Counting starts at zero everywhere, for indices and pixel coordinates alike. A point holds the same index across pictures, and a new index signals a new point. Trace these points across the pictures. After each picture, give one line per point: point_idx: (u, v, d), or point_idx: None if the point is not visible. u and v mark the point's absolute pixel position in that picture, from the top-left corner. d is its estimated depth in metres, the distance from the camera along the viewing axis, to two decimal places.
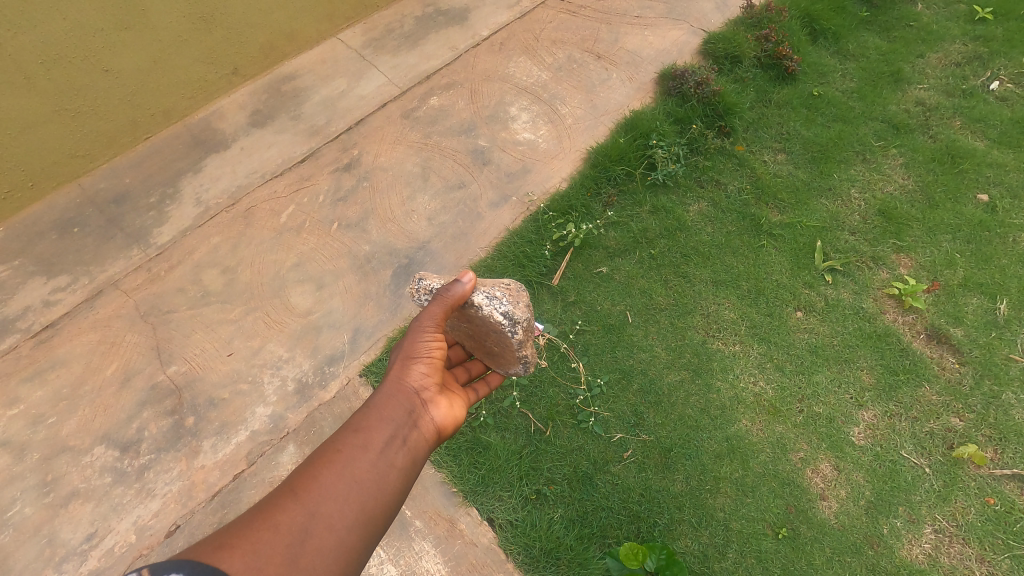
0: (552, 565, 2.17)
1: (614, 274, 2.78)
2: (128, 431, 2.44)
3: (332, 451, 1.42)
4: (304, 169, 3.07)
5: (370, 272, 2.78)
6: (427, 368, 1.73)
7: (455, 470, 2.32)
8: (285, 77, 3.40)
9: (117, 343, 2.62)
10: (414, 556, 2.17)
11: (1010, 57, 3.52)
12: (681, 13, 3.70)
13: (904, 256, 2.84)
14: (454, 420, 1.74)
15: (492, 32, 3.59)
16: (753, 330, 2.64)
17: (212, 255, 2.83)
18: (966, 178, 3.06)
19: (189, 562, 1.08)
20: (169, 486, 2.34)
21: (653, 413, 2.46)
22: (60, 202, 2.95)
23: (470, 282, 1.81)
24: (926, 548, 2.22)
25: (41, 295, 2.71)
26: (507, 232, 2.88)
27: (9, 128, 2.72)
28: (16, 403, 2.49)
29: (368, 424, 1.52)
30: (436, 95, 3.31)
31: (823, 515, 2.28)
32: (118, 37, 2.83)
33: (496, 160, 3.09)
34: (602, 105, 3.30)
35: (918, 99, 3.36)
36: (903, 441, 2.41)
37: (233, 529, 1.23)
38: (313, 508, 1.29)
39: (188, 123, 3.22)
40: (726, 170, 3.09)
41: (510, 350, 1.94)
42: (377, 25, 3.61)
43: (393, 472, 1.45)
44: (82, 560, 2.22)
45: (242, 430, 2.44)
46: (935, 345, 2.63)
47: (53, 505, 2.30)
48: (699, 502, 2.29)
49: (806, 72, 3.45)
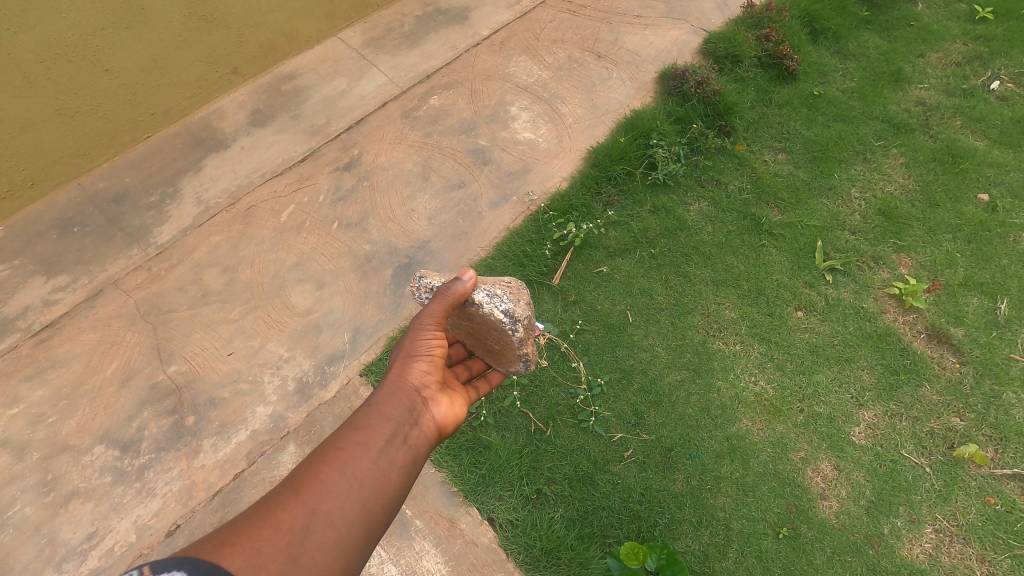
0: (552, 564, 2.17)
1: (614, 274, 2.78)
2: (128, 431, 2.44)
3: (332, 449, 1.42)
4: (304, 168, 3.07)
5: (370, 271, 2.78)
6: (428, 366, 1.73)
7: (455, 469, 2.32)
8: (285, 77, 3.40)
9: (117, 342, 2.62)
10: (414, 555, 2.17)
11: (1011, 56, 3.52)
12: (681, 13, 3.70)
13: (904, 256, 2.84)
14: (455, 418, 1.74)
15: (492, 31, 3.58)
16: (753, 330, 2.64)
17: (212, 254, 2.83)
18: (967, 177, 3.06)
19: (191, 560, 1.08)
20: (169, 486, 2.33)
21: (654, 413, 2.45)
22: (60, 202, 2.95)
23: (470, 280, 1.81)
24: (926, 548, 2.22)
25: (41, 294, 2.71)
26: (507, 232, 2.87)
27: (9, 128, 2.71)
28: (16, 402, 2.49)
29: (369, 422, 1.52)
30: (437, 95, 3.31)
31: (823, 515, 2.28)
32: (118, 36, 2.82)
33: (496, 160, 3.09)
34: (602, 104, 3.30)
35: (919, 99, 3.36)
36: (903, 441, 2.41)
37: (233, 528, 1.23)
38: (314, 506, 1.29)
39: (188, 123, 3.22)
40: (726, 170, 3.08)
41: (511, 348, 1.94)
42: (377, 25, 3.61)
43: (393, 470, 1.44)
44: (82, 559, 2.21)
45: (242, 430, 2.44)
46: (935, 345, 2.62)
47: (52, 505, 2.30)
48: (700, 502, 2.29)
49: (807, 71, 3.45)
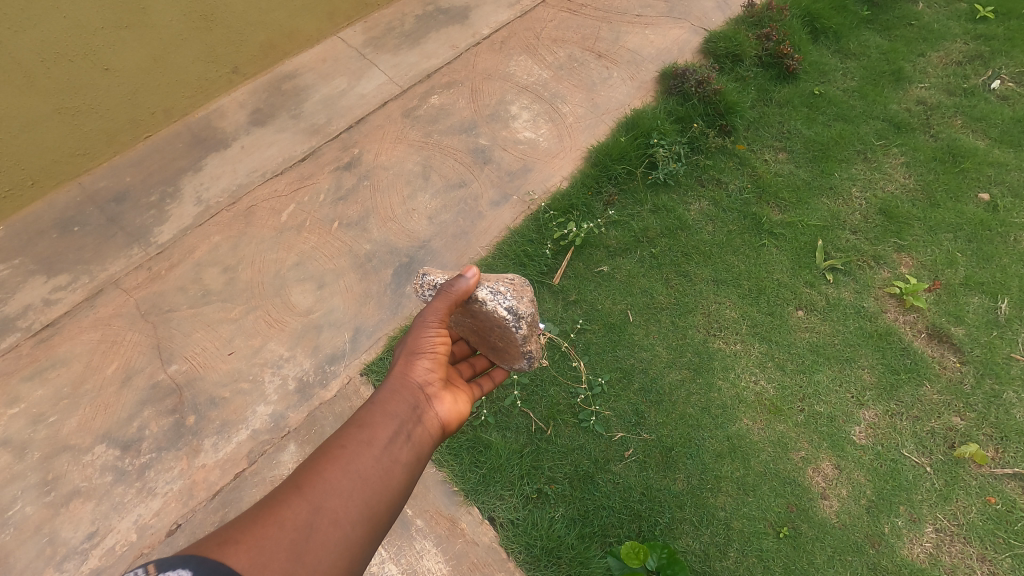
0: (552, 564, 2.18)
1: (614, 274, 2.77)
2: (129, 431, 2.44)
3: (335, 447, 1.42)
4: (304, 168, 3.07)
5: (370, 271, 2.78)
6: (432, 363, 1.73)
7: (456, 469, 2.32)
8: (285, 76, 3.39)
9: (117, 342, 2.62)
10: (414, 555, 2.17)
11: (1012, 56, 3.52)
12: (682, 12, 3.70)
13: (904, 255, 2.84)
14: (458, 415, 1.74)
15: (493, 30, 3.58)
16: (753, 329, 2.64)
17: (212, 254, 2.83)
18: (967, 177, 3.05)
19: (196, 558, 1.08)
20: (170, 486, 2.34)
21: (654, 412, 2.45)
22: (60, 201, 2.95)
23: (473, 278, 1.82)
24: (927, 547, 2.22)
25: (41, 294, 2.71)
26: (508, 231, 2.87)
27: (10, 128, 2.71)
28: (16, 402, 2.49)
29: (372, 419, 1.52)
30: (437, 94, 3.30)
31: (824, 514, 2.28)
32: (118, 35, 2.82)
33: (496, 160, 3.09)
34: (603, 104, 3.30)
35: (919, 98, 3.36)
36: (904, 440, 2.41)
37: (237, 526, 1.22)
38: (317, 504, 1.28)
39: (188, 122, 3.21)
40: (727, 169, 3.08)
41: (515, 344, 1.94)
42: (377, 24, 3.60)
43: (397, 467, 1.44)
44: (82, 559, 2.21)
45: (242, 430, 2.43)
46: (935, 344, 2.62)
47: (53, 505, 2.30)
48: (700, 502, 2.29)
49: (807, 71, 3.45)
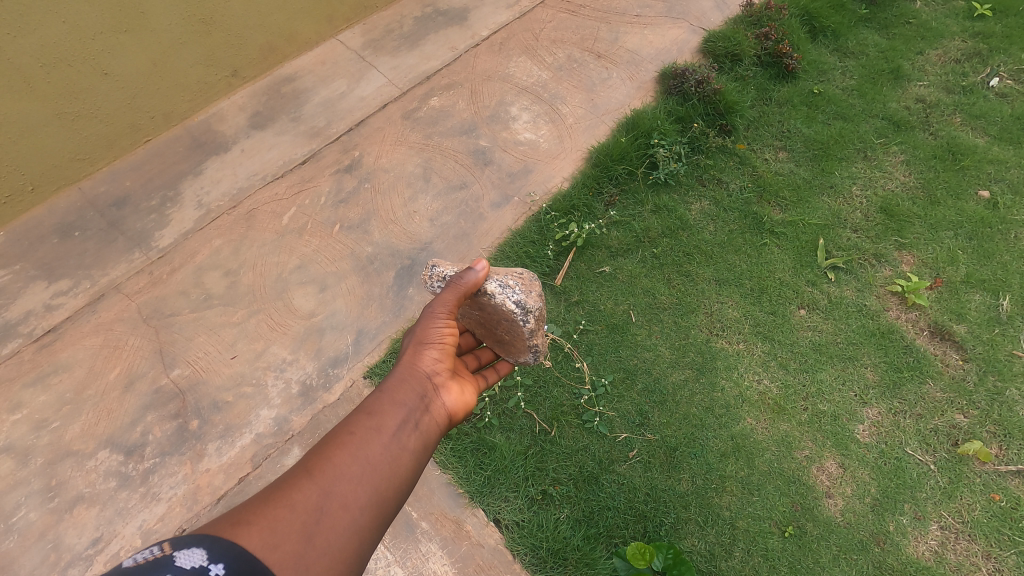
0: (558, 565, 2.17)
1: (616, 274, 2.78)
2: (133, 435, 2.43)
3: (344, 434, 1.41)
4: (305, 170, 3.07)
5: (373, 273, 2.78)
6: (439, 353, 1.74)
7: (462, 470, 2.32)
8: (284, 79, 3.39)
9: (120, 348, 2.61)
10: (420, 557, 2.17)
11: (1010, 53, 3.53)
12: (681, 12, 3.70)
13: (905, 253, 2.85)
14: (464, 405, 1.74)
15: (492, 32, 3.58)
16: (756, 328, 2.65)
17: (214, 257, 2.83)
18: (968, 175, 3.06)
19: (210, 536, 1.09)
20: (174, 490, 2.33)
21: (658, 412, 2.46)
22: (60, 206, 2.94)
23: (482, 270, 1.81)
24: (933, 545, 2.23)
25: (42, 299, 2.70)
26: (508, 233, 2.88)
27: (9, 133, 2.71)
28: (19, 408, 2.48)
29: (381, 407, 1.51)
30: (437, 96, 3.30)
31: (829, 512, 2.28)
32: (116, 39, 2.81)
33: (497, 161, 3.09)
34: (603, 104, 3.30)
35: (919, 97, 3.36)
36: (908, 438, 2.41)
37: (248, 507, 1.22)
38: (326, 488, 1.28)
39: (189, 125, 3.21)
40: (727, 169, 3.09)
41: (522, 338, 1.95)
42: (376, 27, 3.60)
43: (405, 455, 1.44)
44: (87, 564, 2.21)
45: (247, 433, 2.43)
46: (938, 342, 2.63)
47: (58, 511, 2.29)
48: (705, 501, 2.29)
49: (806, 69, 3.45)
